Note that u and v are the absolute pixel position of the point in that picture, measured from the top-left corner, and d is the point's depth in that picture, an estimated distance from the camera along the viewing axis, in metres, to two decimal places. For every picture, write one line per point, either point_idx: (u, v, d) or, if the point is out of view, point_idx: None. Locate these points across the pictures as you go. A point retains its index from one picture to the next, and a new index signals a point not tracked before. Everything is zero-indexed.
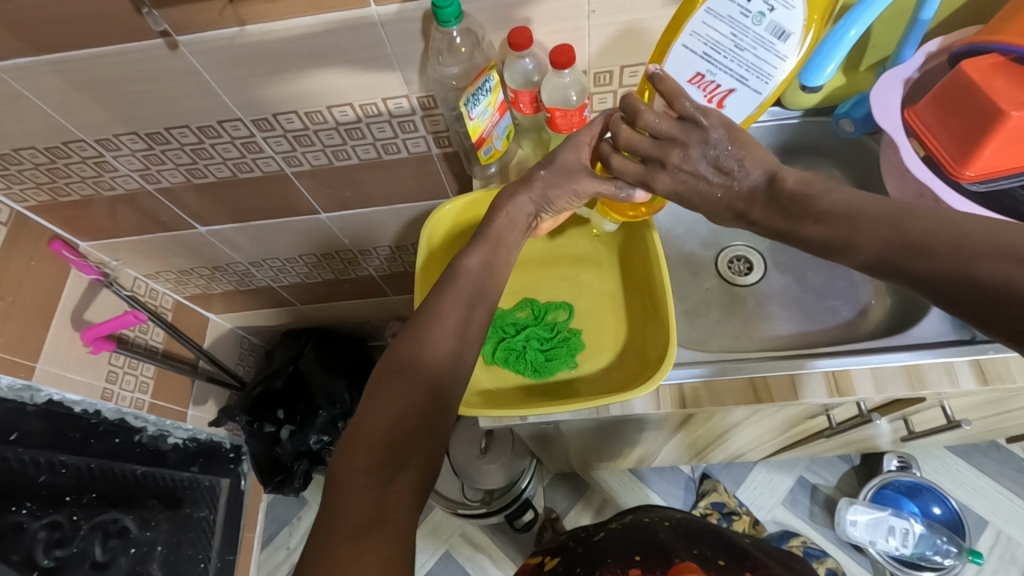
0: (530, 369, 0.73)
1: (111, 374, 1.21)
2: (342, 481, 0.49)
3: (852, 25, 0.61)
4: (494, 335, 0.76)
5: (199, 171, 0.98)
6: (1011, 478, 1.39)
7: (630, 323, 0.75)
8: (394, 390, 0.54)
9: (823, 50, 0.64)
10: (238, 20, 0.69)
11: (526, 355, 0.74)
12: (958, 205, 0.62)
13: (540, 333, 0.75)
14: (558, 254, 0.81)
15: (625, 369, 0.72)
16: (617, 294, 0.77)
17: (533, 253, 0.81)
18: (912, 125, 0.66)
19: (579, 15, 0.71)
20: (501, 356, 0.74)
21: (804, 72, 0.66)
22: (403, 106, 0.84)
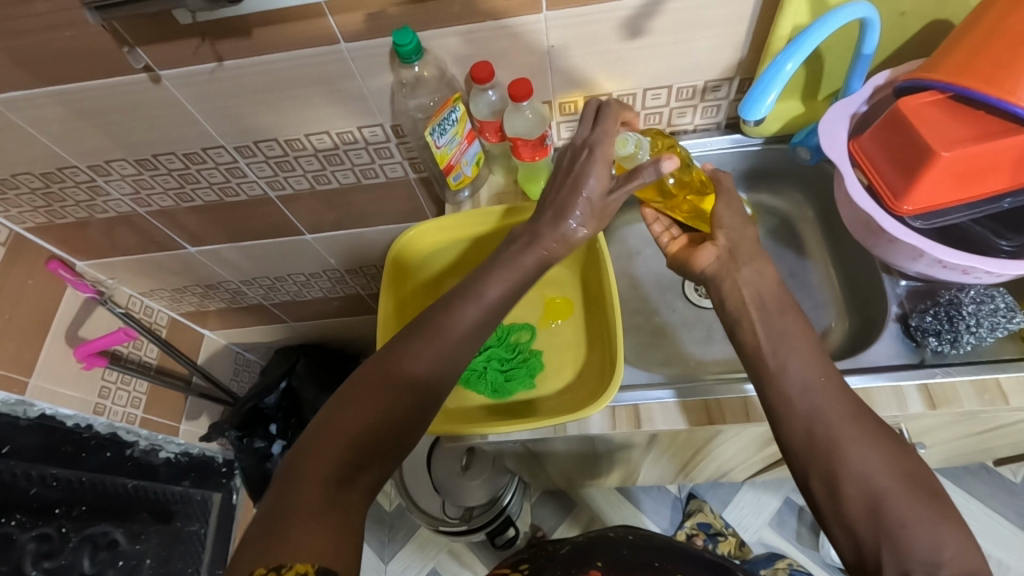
0: (490, 389, 0.75)
1: (104, 389, 1.25)
2: (291, 483, 0.51)
3: (789, 57, 0.59)
4: None
5: (187, 195, 1.02)
6: (1005, 504, 1.33)
7: (589, 346, 0.77)
8: (348, 419, 0.55)
9: (761, 82, 0.60)
10: (216, 56, 0.73)
11: (486, 375, 0.75)
12: (900, 237, 0.65)
13: (500, 353, 0.77)
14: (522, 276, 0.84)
15: (584, 386, 0.73)
16: (576, 316, 0.80)
17: None
18: (855, 155, 0.69)
19: (540, 51, 0.74)
20: (462, 376, 0.76)
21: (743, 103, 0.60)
22: (379, 134, 0.87)
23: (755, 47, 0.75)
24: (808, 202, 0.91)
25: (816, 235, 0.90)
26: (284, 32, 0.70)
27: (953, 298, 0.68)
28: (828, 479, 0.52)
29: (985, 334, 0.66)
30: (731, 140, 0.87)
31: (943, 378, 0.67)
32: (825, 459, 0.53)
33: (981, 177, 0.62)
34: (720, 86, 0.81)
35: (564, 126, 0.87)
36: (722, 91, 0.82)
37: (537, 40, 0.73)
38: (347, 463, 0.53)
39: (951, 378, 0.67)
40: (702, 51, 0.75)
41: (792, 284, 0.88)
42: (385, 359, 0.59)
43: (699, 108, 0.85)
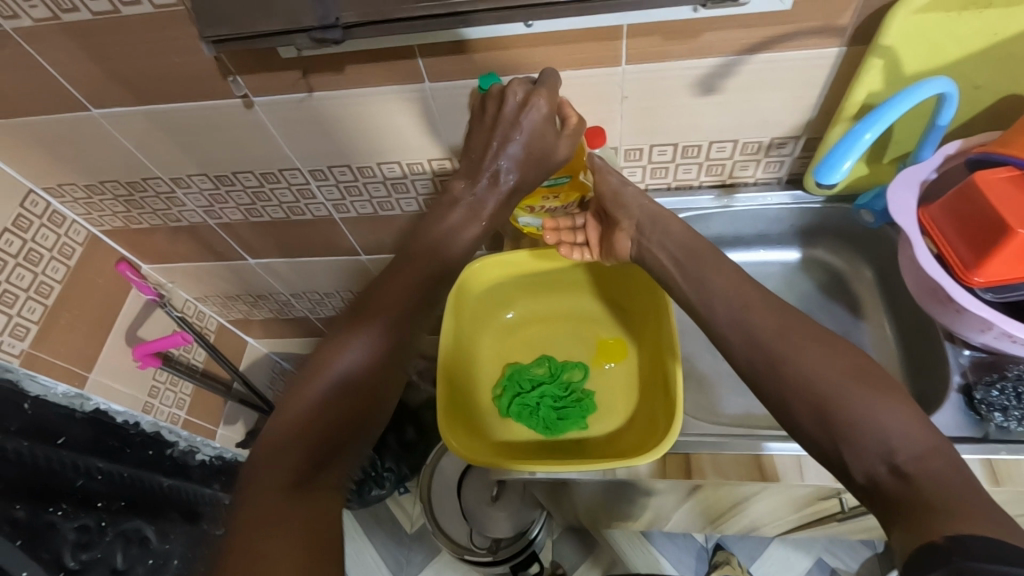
0: (542, 426, 0.76)
1: (153, 389, 1.30)
2: (258, 471, 0.53)
3: (867, 128, 0.59)
4: (510, 388, 0.79)
5: (257, 211, 1.07)
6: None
7: (642, 390, 0.77)
8: (310, 406, 0.57)
9: (839, 149, 0.61)
10: (307, 87, 0.77)
11: (539, 412, 0.76)
12: (971, 310, 0.64)
13: (553, 391, 0.77)
14: (567, 312, 0.86)
15: (638, 433, 0.73)
16: (630, 362, 0.80)
17: (544, 308, 0.86)
18: (925, 224, 0.70)
19: (612, 100, 0.77)
20: (515, 411, 0.77)
21: (818, 169, 0.62)
22: (447, 167, 0.91)
23: (825, 109, 0.76)
24: (865, 261, 0.91)
25: (873, 295, 0.89)
26: (372, 70, 0.74)
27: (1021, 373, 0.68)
28: (782, 391, 0.55)
29: None
30: (794, 196, 0.89)
31: (1006, 456, 0.67)
32: (771, 372, 0.56)
33: None
34: (786, 143, 0.82)
35: (626, 171, 0.89)
36: (787, 148, 0.83)
37: (611, 90, 0.75)
38: (307, 464, 0.54)
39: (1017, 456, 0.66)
40: (771, 110, 0.77)
41: (845, 343, 0.88)
42: (319, 359, 0.61)
43: (762, 162, 0.86)
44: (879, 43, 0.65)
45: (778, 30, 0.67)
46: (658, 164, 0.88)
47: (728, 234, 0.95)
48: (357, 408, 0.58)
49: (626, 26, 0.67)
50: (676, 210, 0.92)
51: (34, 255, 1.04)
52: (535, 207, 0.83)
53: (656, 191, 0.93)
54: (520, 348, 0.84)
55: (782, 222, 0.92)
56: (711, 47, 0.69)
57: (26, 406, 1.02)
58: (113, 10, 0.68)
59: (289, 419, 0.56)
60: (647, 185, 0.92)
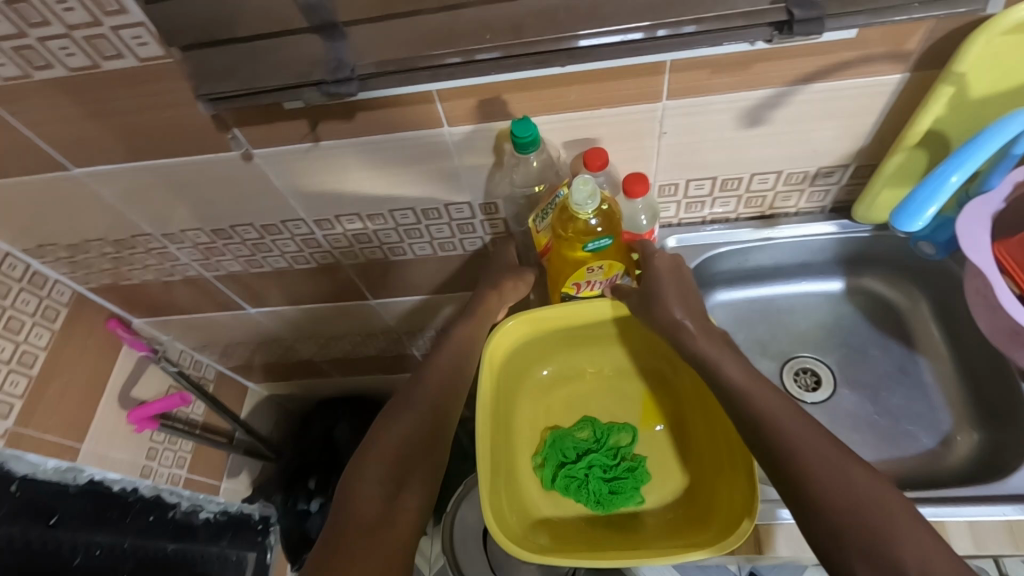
0: (593, 500, 0.75)
1: (151, 451, 1.21)
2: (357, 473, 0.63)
3: (954, 172, 0.57)
4: (555, 458, 0.78)
5: (257, 262, 0.99)
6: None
7: (698, 458, 0.76)
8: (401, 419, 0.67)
9: (924, 195, 0.59)
10: (313, 137, 0.70)
11: (588, 485, 0.75)
12: None
13: (601, 461, 0.76)
14: (614, 371, 0.83)
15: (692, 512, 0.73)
16: (677, 425, 0.79)
17: (589, 367, 0.83)
18: (1002, 260, 0.65)
19: (648, 136, 0.70)
20: (562, 484, 0.76)
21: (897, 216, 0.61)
22: (465, 212, 0.84)
23: (881, 136, 0.71)
24: (917, 290, 0.85)
25: (929, 328, 0.83)
26: (388, 117, 0.67)
27: None
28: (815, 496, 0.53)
29: None
30: (840, 225, 0.83)
31: None
32: (800, 490, 0.54)
33: None
34: (834, 171, 0.76)
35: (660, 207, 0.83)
36: (835, 176, 0.77)
37: (650, 127, 0.69)
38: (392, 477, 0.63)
39: None
40: (821, 141, 0.71)
41: (903, 381, 0.82)
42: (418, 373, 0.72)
43: (807, 192, 0.80)
44: (953, 69, 0.58)
45: (837, 59, 0.61)
46: (694, 198, 0.82)
47: (767, 266, 0.89)
48: (429, 435, 0.67)
49: (670, 61, 0.61)
50: (715, 245, 0.85)
51: (15, 323, 0.96)
52: (581, 285, 0.74)
53: (690, 225, 0.86)
54: (559, 408, 0.82)
55: (824, 252, 0.86)
56: (761, 79, 0.63)
57: (13, 489, 0.91)
58: (93, 65, 0.60)
59: (373, 455, 0.64)
60: (681, 220, 0.86)
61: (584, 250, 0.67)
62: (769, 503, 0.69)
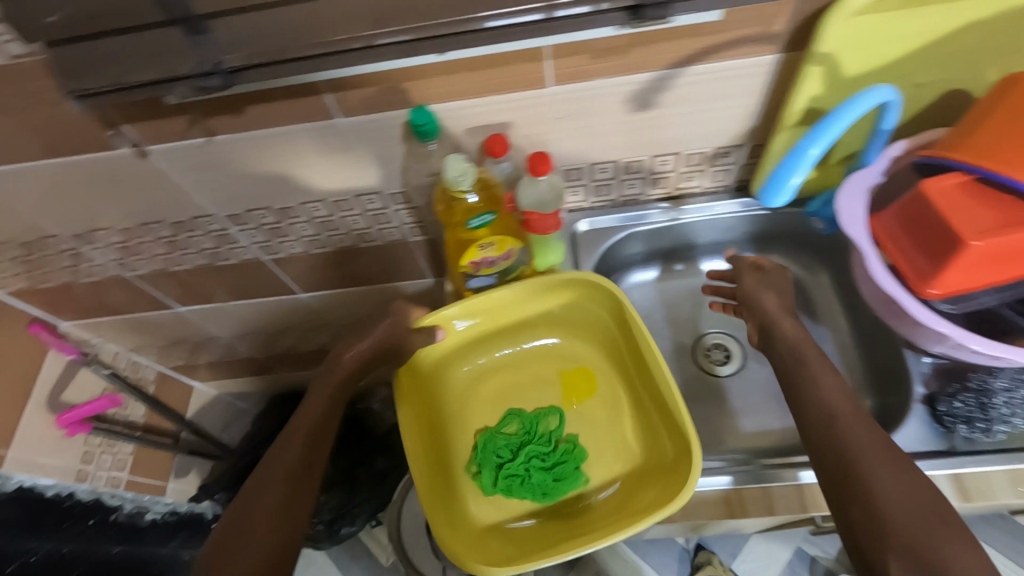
0: (538, 493, 0.75)
1: (86, 455, 1.19)
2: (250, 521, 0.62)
3: (814, 142, 0.58)
4: (489, 462, 0.77)
5: (176, 260, 0.98)
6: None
7: (636, 422, 0.79)
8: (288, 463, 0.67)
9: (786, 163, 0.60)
10: (206, 131, 0.70)
11: (531, 479, 0.76)
12: (928, 322, 0.62)
13: (540, 450, 0.77)
14: (540, 354, 0.85)
15: (645, 469, 0.75)
16: (608, 391, 0.82)
17: (514, 354, 0.86)
18: (877, 233, 0.67)
19: (546, 123, 0.72)
20: (504, 486, 0.76)
21: (762, 193, 0.62)
22: (376, 202, 0.84)
23: (768, 116, 0.73)
24: (821, 264, 0.89)
25: (831, 300, 0.88)
26: (279, 110, 0.67)
27: (983, 383, 0.64)
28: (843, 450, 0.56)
29: (1019, 423, 0.63)
30: (743, 204, 0.85)
31: (976, 470, 0.64)
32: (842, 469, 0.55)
33: (1016, 255, 0.58)
34: (729, 152, 0.79)
35: (569, 192, 0.84)
36: (731, 156, 0.80)
37: (542, 113, 0.70)
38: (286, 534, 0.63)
39: (984, 468, 0.64)
40: (713, 123, 0.73)
41: None
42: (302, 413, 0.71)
43: (708, 172, 0.82)
44: (815, 51, 0.61)
45: (711, 41, 0.62)
46: (601, 182, 0.83)
47: (681, 247, 0.91)
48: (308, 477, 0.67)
49: (549, 48, 0.61)
50: (624, 228, 0.87)
51: None
52: (477, 264, 0.75)
53: (601, 209, 0.88)
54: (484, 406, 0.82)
55: (732, 232, 0.89)
56: (642, 62, 0.64)
57: None
58: None
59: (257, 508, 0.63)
60: (591, 204, 0.87)
61: (469, 225, 0.72)
62: (753, 467, 0.69)
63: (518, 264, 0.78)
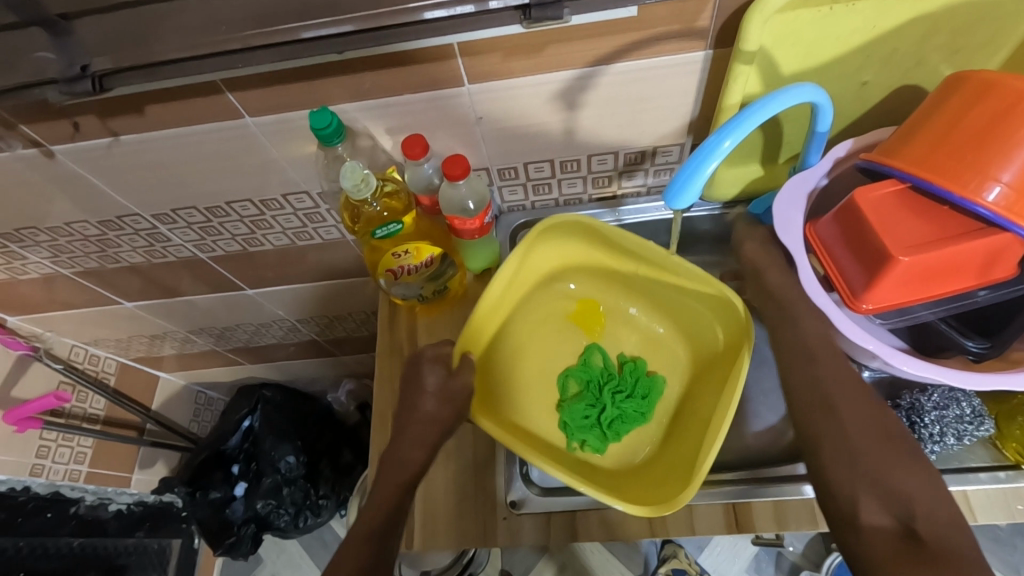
0: (639, 416, 0.74)
1: (42, 449, 1.21)
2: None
3: (725, 134, 0.52)
4: (592, 425, 0.73)
5: (111, 258, 0.96)
6: (990, 550, 1.20)
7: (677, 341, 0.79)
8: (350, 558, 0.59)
9: (694, 158, 0.53)
10: (110, 131, 0.67)
11: (626, 412, 0.73)
12: (857, 341, 0.59)
13: (614, 385, 0.75)
14: (555, 307, 0.81)
15: (699, 382, 0.75)
16: (635, 318, 0.81)
17: (535, 309, 0.80)
18: (811, 241, 0.63)
19: (469, 122, 0.68)
20: (614, 433, 0.73)
21: (667, 189, 0.55)
22: (306, 201, 0.81)
23: (706, 114, 0.69)
24: None
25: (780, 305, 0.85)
26: (182, 110, 0.64)
27: (914, 402, 0.62)
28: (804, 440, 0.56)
29: (950, 443, 0.60)
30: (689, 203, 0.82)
31: None
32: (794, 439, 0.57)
33: (947, 270, 0.55)
34: (671, 150, 0.75)
35: (506, 190, 0.81)
36: (673, 155, 0.76)
37: (462, 113, 0.66)
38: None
39: None
40: (648, 122, 0.69)
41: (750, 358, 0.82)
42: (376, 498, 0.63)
43: (650, 171, 0.79)
44: (742, 50, 0.56)
45: (631, 38, 0.58)
46: (539, 181, 0.80)
47: None
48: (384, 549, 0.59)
49: (457, 46, 0.57)
50: None
51: None
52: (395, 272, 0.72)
53: (544, 208, 0.85)
54: (519, 386, 0.76)
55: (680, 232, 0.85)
56: (561, 60, 0.60)
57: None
58: None
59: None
60: (533, 202, 0.85)
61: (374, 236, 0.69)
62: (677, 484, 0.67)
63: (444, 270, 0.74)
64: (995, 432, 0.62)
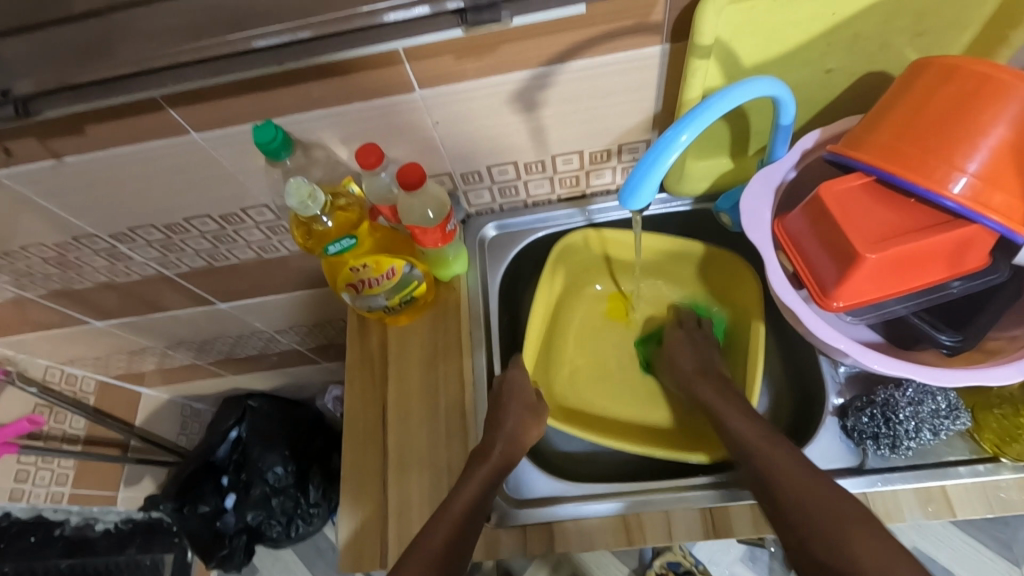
0: None
1: (20, 473, 1.16)
2: None
3: (682, 128, 0.49)
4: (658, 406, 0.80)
5: (75, 279, 0.94)
6: (982, 529, 1.19)
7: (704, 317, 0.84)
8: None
9: (651, 153, 0.50)
10: (52, 153, 0.65)
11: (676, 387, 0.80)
12: (826, 340, 0.57)
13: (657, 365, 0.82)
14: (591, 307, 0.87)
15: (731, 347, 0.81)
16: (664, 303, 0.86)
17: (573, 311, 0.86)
18: (779, 237, 0.61)
19: (425, 127, 0.66)
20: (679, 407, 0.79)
21: (625, 188, 0.52)
22: (266, 213, 0.79)
23: (669, 109, 0.66)
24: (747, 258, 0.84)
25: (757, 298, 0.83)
26: (124, 128, 0.62)
27: (888, 398, 0.60)
28: None
29: (926, 438, 0.59)
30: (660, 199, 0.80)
31: (882, 488, 0.60)
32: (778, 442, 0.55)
33: (912, 269, 0.54)
34: (637, 146, 0.72)
35: (472, 194, 0.79)
36: (640, 151, 0.73)
37: (416, 118, 0.64)
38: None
39: (892, 487, 0.60)
40: (609, 119, 0.67)
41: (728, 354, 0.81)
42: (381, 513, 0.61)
43: (618, 167, 0.77)
44: (697, 44, 0.53)
45: (584, 35, 0.56)
46: (505, 183, 0.78)
47: None
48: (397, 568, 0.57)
49: (403, 50, 0.55)
50: (534, 230, 0.83)
51: None
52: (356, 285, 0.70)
53: (513, 210, 0.83)
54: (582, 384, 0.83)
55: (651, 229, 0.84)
56: (513, 61, 0.58)
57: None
58: None
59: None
60: (501, 204, 0.82)
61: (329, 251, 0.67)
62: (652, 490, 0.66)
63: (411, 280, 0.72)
64: (972, 423, 0.61)
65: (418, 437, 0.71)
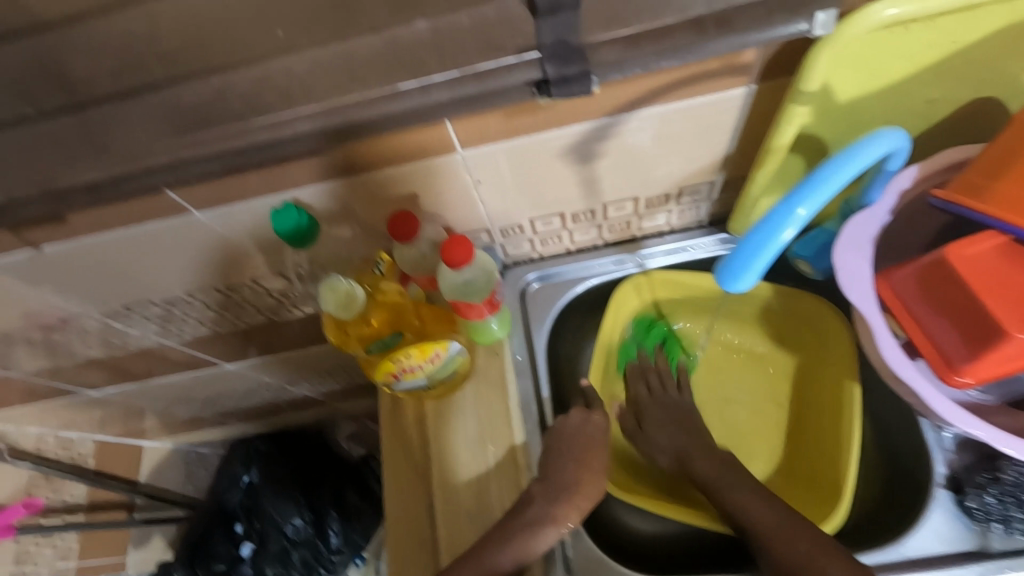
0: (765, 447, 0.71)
1: (20, 554, 1.12)
2: None
3: (801, 202, 0.41)
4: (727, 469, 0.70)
5: (66, 355, 0.84)
6: None
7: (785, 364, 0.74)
8: None
9: (760, 231, 0.42)
10: (30, 242, 0.55)
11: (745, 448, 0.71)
12: (950, 419, 0.50)
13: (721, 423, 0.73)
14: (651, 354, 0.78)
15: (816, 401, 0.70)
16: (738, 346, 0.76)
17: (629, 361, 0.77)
18: (884, 297, 0.53)
19: (463, 187, 0.57)
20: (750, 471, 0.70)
21: (724, 269, 0.44)
22: (279, 282, 0.69)
23: (742, 150, 0.58)
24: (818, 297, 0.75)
25: None
26: (113, 213, 0.52)
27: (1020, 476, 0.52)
28: None
29: None
30: (719, 240, 0.72)
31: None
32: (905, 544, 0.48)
33: None
34: (699, 188, 0.64)
35: (510, 246, 0.70)
36: (702, 193, 0.65)
37: (454, 179, 0.55)
38: None
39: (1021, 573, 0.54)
40: (673, 165, 0.58)
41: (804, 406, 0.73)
42: None
43: (674, 210, 0.68)
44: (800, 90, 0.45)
45: (657, 82, 0.47)
46: (547, 234, 0.69)
47: None
48: None
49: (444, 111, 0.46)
50: (580, 279, 0.74)
51: None
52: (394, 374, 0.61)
53: (554, 258, 0.75)
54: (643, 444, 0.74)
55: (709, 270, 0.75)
56: (572, 113, 0.49)
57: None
58: None
59: None
60: (541, 253, 0.74)
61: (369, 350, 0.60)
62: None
63: (455, 358, 0.63)
64: None
65: (470, 536, 0.62)
